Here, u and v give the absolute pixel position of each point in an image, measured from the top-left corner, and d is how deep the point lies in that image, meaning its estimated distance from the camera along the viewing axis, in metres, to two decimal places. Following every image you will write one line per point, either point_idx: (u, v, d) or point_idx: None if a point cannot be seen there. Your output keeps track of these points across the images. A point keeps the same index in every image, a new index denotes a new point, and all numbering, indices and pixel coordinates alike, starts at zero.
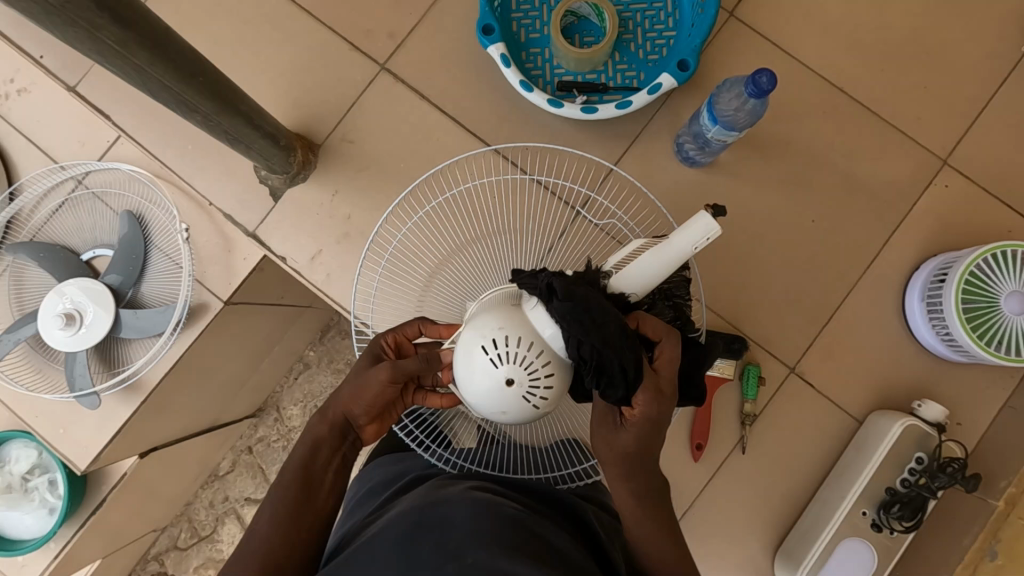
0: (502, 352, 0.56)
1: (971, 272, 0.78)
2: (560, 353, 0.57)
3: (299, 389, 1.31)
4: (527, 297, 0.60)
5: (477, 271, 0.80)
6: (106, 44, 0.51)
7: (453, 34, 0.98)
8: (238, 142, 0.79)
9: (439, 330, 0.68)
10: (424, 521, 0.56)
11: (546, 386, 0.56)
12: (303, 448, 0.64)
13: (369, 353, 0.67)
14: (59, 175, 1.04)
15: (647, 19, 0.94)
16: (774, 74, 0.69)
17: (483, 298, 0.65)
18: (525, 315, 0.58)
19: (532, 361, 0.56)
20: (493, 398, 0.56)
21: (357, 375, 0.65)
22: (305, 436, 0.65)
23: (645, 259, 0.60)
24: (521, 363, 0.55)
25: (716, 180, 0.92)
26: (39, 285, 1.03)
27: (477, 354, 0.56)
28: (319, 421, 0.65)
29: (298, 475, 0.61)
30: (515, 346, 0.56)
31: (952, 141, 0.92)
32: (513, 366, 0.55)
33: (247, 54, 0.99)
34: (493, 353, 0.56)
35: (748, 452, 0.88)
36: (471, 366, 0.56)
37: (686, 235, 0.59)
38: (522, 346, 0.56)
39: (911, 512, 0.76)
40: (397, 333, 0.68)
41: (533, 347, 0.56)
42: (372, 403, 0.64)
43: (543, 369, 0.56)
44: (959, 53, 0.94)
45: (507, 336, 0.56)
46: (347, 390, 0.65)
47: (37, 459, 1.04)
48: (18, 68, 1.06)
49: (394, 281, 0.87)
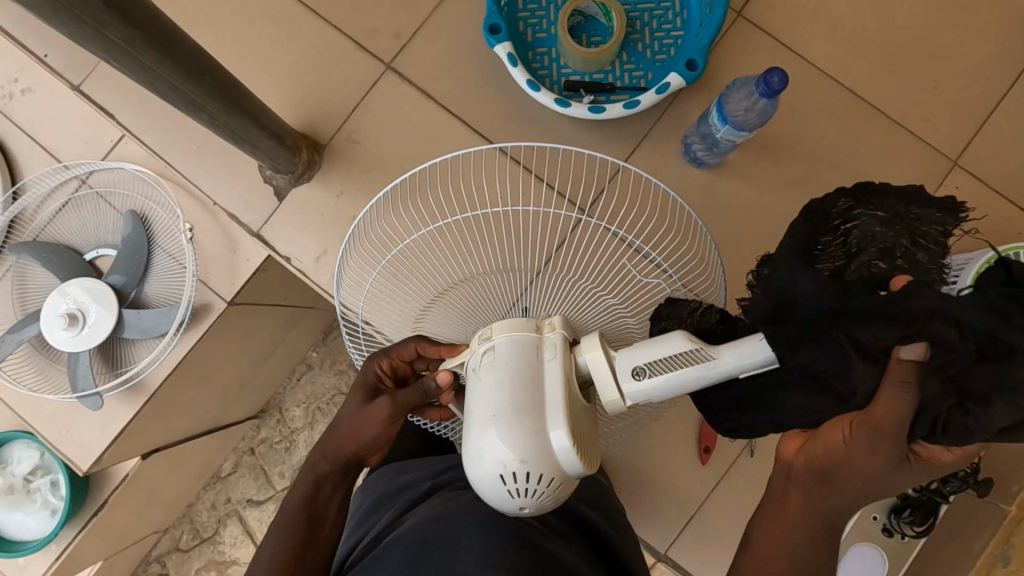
0: (521, 488, 0.49)
1: (983, 274, 0.77)
2: (577, 476, 0.51)
3: (301, 390, 1.31)
4: (557, 408, 0.49)
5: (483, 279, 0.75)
6: (113, 41, 0.51)
7: (459, 32, 0.98)
8: (244, 142, 0.78)
9: (437, 350, 0.62)
10: (429, 544, 0.56)
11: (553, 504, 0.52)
12: (303, 484, 0.62)
13: (363, 385, 0.64)
14: (63, 175, 1.03)
15: (654, 18, 0.93)
16: (785, 73, 0.68)
17: (504, 348, 0.53)
18: (546, 430, 0.49)
19: (548, 493, 0.50)
20: (498, 512, 0.52)
21: (351, 412, 0.62)
22: (307, 469, 0.63)
23: (683, 377, 0.48)
24: (537, 497, 0.49)
25: (725, 181, 0.91)
26: (41, 284, 1.03)
27: (493, 478, 0.49)
28: (319, 458, 0.63)
29: (299, 502, 0.61)
30: (536, 483, 0.49)
31: (962, 142, 0.92)
32: (528, 500, 0.49)
33: (253, 54, 0.98)
34: (510, 485, 0.49)
35: (757, 454, 0.87)
36: (483, 487, 0.50)
37: (736, 355, 0.48)
38: (542, 483, 0.49)
39: (923, 516, 0.75)
40: (391, 357, 0.64)
41: (552, 481, 0.49)
42: (375, 439, 0.61)
43: (557, 496, 0.51)
44: (969, 53, 0.93)
45: (530, 472, 0.48)
46: (343, 426, 0.62)
47: (39, 460, 1.03)
48: (23, 67, 1.06)
49: (388, 292, 0.84)
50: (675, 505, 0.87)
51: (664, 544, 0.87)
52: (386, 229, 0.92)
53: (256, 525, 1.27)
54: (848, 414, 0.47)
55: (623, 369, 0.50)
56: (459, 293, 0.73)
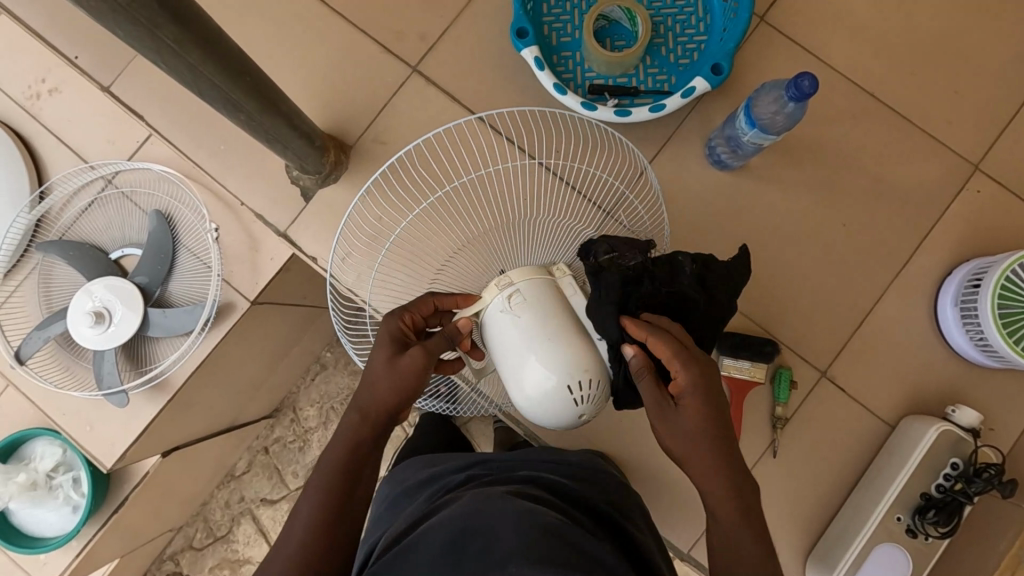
0: (581, 394, 0.59)
1: (1007, 277, 0.78)
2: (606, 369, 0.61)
3: (315, 390, 1.32)
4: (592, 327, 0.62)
5: (496, 237, 0.75)
6: (165, 41, 0.52)
7: (485, 35, 0.99)
8: (276, 142, 0.80)
9: (456, 300, 0.67)
10: (464, 529, 0.57)
11: (598, 411, 0.62)
12: (340, 447, 0.60)
13: (387, 339, 0.63)
14: (88, 175, 1.04)
15: (678, 23, 0.94)
16: (816, 77, 0.69)
17: (528, 291, 0.62)
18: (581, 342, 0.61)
19: (597, 397, 0.60)
20: (555, 421, 0.61)
21: (388, 368, 0.61)
22: (343, 434, 0.61)
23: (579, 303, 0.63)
24: (593, 402, 0.60)
25: (748, 184, 0.92)
26: (67, 282, 1.04)
27: (559, 390, 0.59)
28: (361, 420, 0.61)
29: (336, 476, 0.59)
30: (591, 387, 0.60)
31: (984, 147, 0.92)
32: (586, 407, 0.60)
33: (282, 55, 1.00)
34: (574, 394, 0.59)
35: (779, 456, 0.88)
36: (550, 405, 0.60)
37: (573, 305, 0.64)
38: (595, 388, 0.60)
39: (947, 516, 0.75)
40: (412, 312, 0.65)
41: (596, 383, 0.60)
42: (413, 391, 0.62)
43: (601, 398, 0.61)
44: (992, 58, 0.94)
45: (586, 377, 0.59)
46: (381, 386, 0.61)
47: (62, 457, 1.03)
48: (50, 68, 1.06)
49: (405, 263, 0.88)
50: (693, 501, 0.89)
51: (686, 543, 0.90)
52: (393, 216, 0.94)
53: (270, 523, 1.28)
54: (691, 391, 0.57)
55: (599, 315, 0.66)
56: (463, 251, 0.78)
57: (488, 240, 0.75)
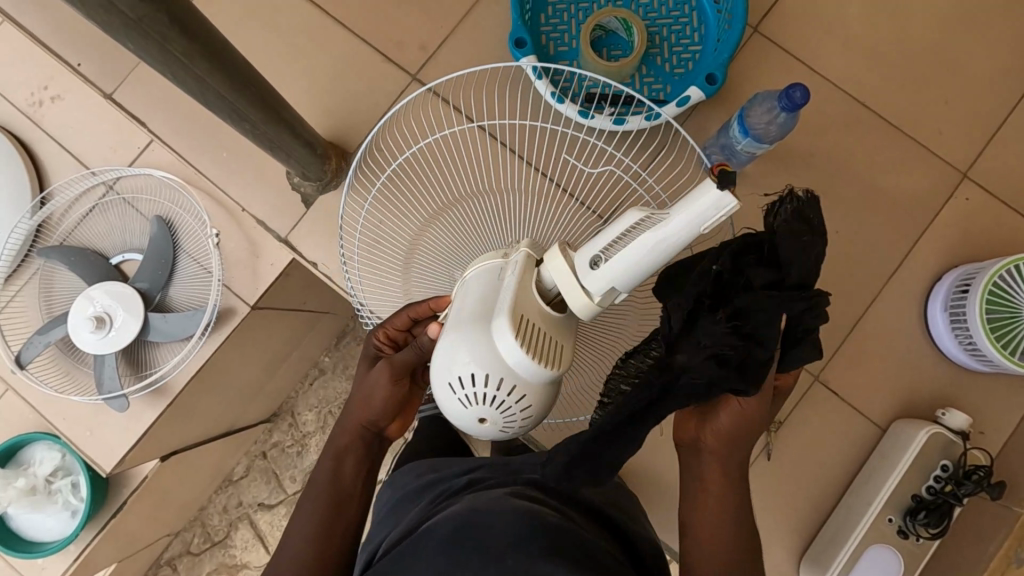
0: (471, 393, 0.53)
1: (994, 283, 0.80)
2: (531, 378, 0.53)
3: (314, 395, 1.33)
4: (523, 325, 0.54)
5: (467, 229, 0.77)
6: (172, 54, 0.53)
7: (484, 44, 1.01)
8: (279, 150, 0.80)
9: (428, 306, 0.65)
10: (463, 525, 0.57)
11: (519, 424, 0.55)
12: (329, 459, 0.65)
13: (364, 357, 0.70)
14: (90, 181, 1.05)
15: (673, 33, 0.96)
16: (807, 88, 0.71)
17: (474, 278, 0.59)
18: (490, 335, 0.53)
19: (508, 402, 0.53)
20: (467, 427, 0.56)
21: (361, 384, 0.67)
22: (332, 446, 0.66)
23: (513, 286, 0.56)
24: (499, 407, 0.53)
25: (742, 192, 0.94)
26: (67, 287, 1.05)
27: (445, 387, 0.54)
28: (341, 432, 0.66)
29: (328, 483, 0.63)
30: (497, 391, 0.52)
31: (973, 155, 0.94)
32: (488, 408, 0.53)
33: (283, 63, 1.01)
34: (461, 393, 0.53)
35: (773, 458, 0.89)
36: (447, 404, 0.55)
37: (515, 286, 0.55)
38: (499, 390, 0.52)
39: (937, 518, 0.77)
40: (385, 329, 0.68)
41: (509, 389, 0.53)
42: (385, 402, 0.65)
43: (517, 403, 0.53)
44: (980, 68, 0.96)
45: (483, 375, 0.52)
46: (355, 400, 0.66)
47: (60, 461, 1.03)
48: (53, 75, 1.07)
49: (373, 248, 0.89)
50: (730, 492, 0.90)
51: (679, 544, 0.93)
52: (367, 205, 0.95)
53: (267, 528, 1.29)
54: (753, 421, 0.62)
55: (582, 263, 0.55)
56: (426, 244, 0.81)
57: (451, 232, 0.78)
